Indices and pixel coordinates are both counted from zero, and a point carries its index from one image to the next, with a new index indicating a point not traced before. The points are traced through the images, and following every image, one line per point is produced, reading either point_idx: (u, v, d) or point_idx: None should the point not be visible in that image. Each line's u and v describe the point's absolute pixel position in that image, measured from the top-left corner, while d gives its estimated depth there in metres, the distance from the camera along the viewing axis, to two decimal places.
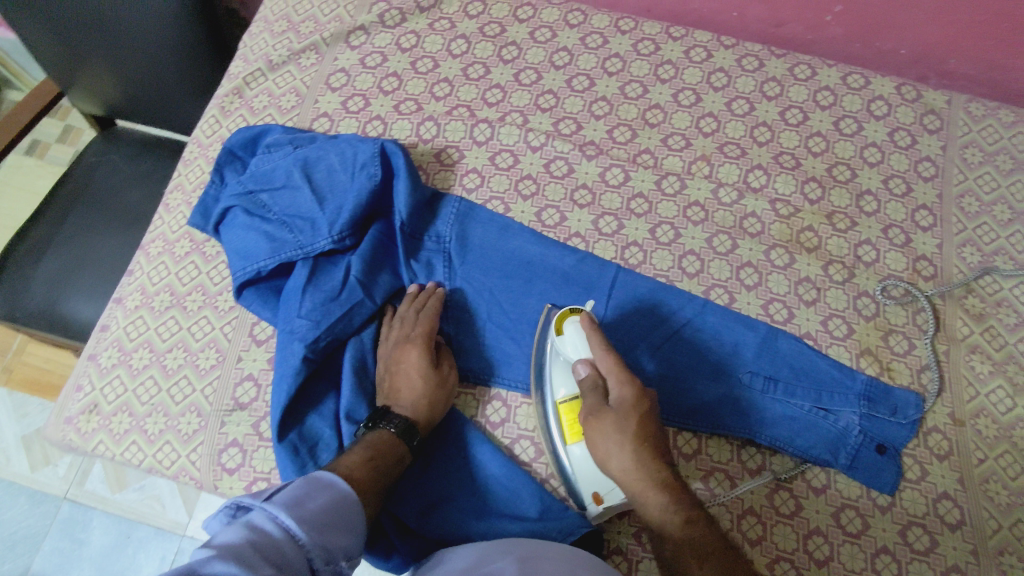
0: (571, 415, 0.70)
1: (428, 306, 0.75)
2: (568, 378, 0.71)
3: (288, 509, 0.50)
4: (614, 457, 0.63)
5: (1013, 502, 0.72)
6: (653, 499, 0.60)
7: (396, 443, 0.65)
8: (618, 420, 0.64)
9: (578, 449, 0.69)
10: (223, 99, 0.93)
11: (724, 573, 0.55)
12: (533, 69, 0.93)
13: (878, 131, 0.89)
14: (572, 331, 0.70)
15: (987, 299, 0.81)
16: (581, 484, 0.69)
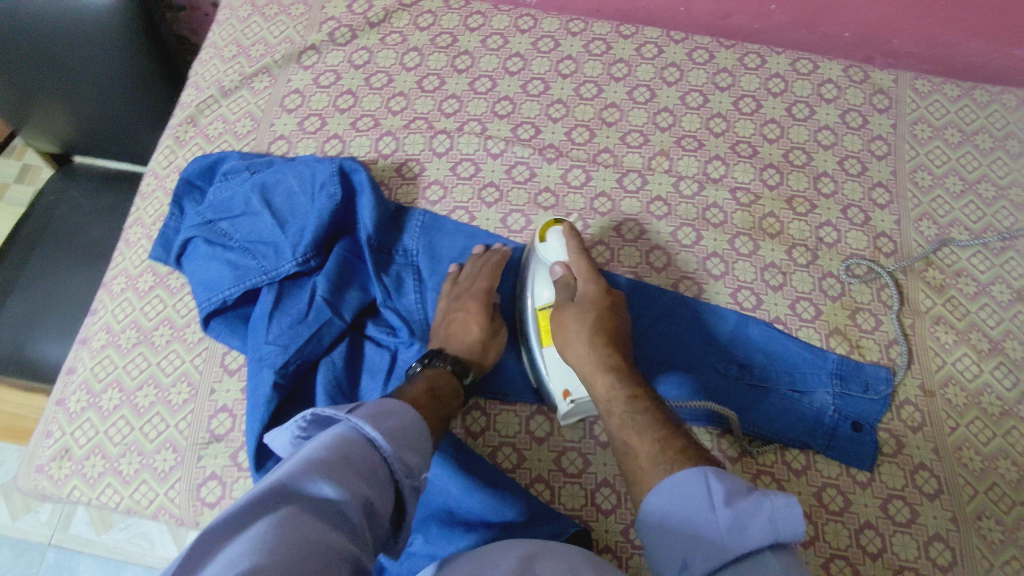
0: (545, 319, 0.76)
1: (493, 261, 0.79)
2: (547, 281, 0.77)
3: (372, 425, 0.53)
4: (576, 343, 0.69)
5: (987, 467, 0.73)
6: (604, 382, 0.66)
7: (449, 381, 0.69)
8: (580, 311, 0.71)
9: (550, 349, 0.75)
10: (178, 129, 0.92)
11: (656, 442, 0.59)
12: (487, 77, 0.93)
13: (829, 114, 0.90)
14: (554, 238, 0.77)
15: (947, 270, 0.82)
16: (551, 380, 0.74)
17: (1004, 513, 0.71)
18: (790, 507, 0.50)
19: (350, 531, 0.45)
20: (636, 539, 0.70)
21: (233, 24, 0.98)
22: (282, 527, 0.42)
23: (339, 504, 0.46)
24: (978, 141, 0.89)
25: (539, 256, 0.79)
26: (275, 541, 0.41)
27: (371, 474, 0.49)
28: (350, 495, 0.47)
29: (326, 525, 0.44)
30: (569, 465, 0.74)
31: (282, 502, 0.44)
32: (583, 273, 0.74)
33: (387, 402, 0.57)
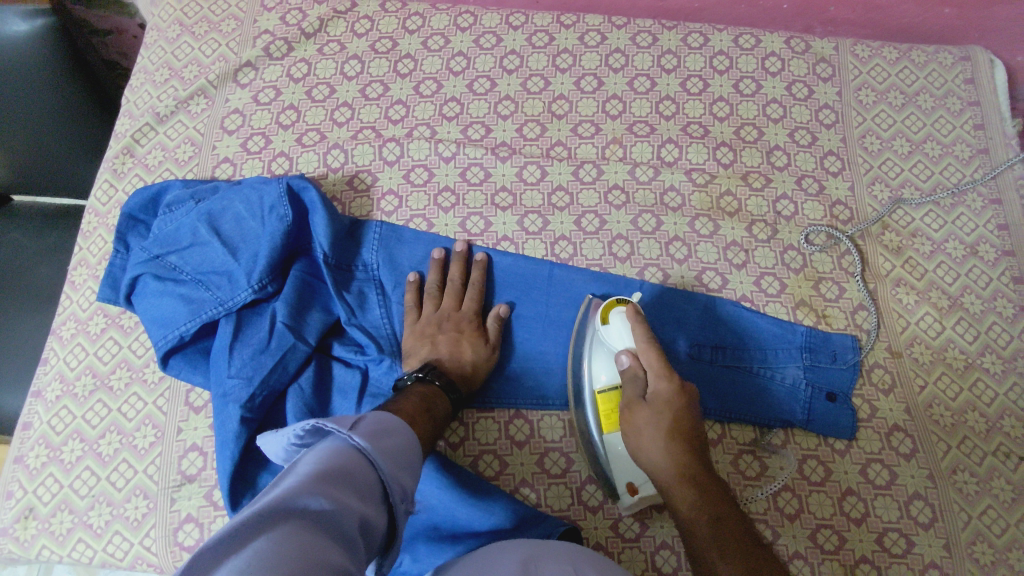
0: (607, 404, 0.70)
1: (475, 276, 0.79)
2: (609, 365, 0.70)
3: (369, 440, 0.51)
4: (649, 447, 0.64)
5: (957, 421, 0.75)
6: (685, 497, 0.61)
7: (439, 398, 0.67)
8: (654, 415, 0.65)
9: (614, 438, 0.69)
10: (115, 161, 0.88)
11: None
12: (432, 79, 0.91)
13: (776, 87, 0.91)
14: (617, 321, 0.69)
15: (903, 232, 0.84)
16: (614, 471, 0.69)
17: (978, 465, 0.73)
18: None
19: (348, 548, 0.42)
20: (625, 533, 0.70)
21: (162, 47, 0.95)
22: (283, 542, 0.38)
23: (340, 524, 0.43)
24: (921, 101, 0.90)
25: (600, 337, 0.71)
26: (278, 557, 0.37)
27: (368, 491, 0.47)
28: (350, 511, 0.44)
29: (327, 542, 0.41)
30: (552, 465, 0.74)
31: (281, 517, 0.40)
32: (654, 367, 0.66)
33: (381, 419, 0.55)
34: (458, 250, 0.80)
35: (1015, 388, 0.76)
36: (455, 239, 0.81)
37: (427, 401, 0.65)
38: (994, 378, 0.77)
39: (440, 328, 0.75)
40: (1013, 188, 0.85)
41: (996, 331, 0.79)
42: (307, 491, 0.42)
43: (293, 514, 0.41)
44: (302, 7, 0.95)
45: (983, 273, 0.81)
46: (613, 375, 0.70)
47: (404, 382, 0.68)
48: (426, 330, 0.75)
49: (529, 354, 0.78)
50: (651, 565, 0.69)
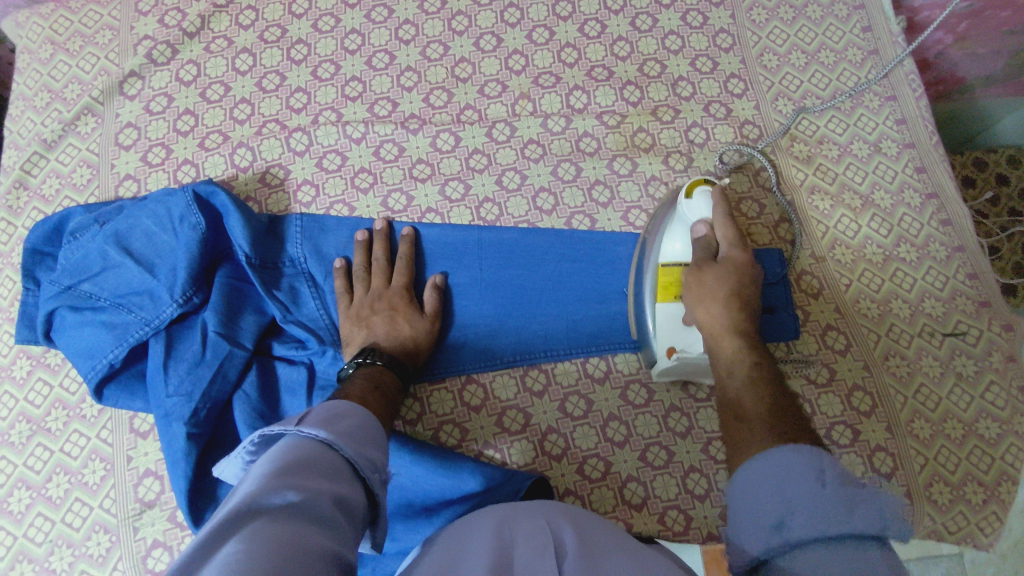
0: (668, 276, 0.70)
1: (401, 251, 0.78)
2: (684, 241, 0.71)
3: (322, 428, 0.49)
4: (709, 297, 0.65)
5: (883, 312, 0.79)
6: (729, 342, 0.62)
7: (385, 377, 0.67)
8: (724, 272, 0.66)
9: (667, 308, 0.70)
10: (9, 197, 0.83)
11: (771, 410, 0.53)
12: (329, 61, 0.88)
13: (671, 19, 0.92)
14: (700, 197, 0.71)
15: (811, 141, 0.87)
16: (659, 337, 0.70)
17: (907, 348, 0.77)
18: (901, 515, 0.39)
19: (328, 528, 0.41)
20: (591, 474, 0.73)
21: (36, 69, 0.89)
22: (255, 542, 0.37)
23: (313, 508, 0.42)
24: (810, 12, 0.92)
25: (679, 211, 0.72)
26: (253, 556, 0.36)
27: (335, 474, 0.46)
28: (320, 495, 0.43)
29: (303, 530, 0.40)
30: (511, 423, 0.75)
31: (248, 520, 0.39)
32: (728, 239, 0.69)
33: (333, 408, 0.54)
34: (379, 230, 0.79)
35: (932, 271, 0.80)
36: (377, 219, 0.80)
37: (374, 381, 0.66)
38: (911, 265, 0.81)
39: (374, 309, 0.74)
40: (906, 83, 0.88)
41: (907, 221, 0.83)
42: (268, 488, 0.41)
43: (260, 513, 0.40)
44: (180, 6, 0.90)
45: (888, 168, 0.85)
46: (688, 249, 0.70)
47: (347, 371, 0.68)
48: (361, 312, 0.74)
49: (469, 320, 0.77)
50: (620, 499, 0.72)
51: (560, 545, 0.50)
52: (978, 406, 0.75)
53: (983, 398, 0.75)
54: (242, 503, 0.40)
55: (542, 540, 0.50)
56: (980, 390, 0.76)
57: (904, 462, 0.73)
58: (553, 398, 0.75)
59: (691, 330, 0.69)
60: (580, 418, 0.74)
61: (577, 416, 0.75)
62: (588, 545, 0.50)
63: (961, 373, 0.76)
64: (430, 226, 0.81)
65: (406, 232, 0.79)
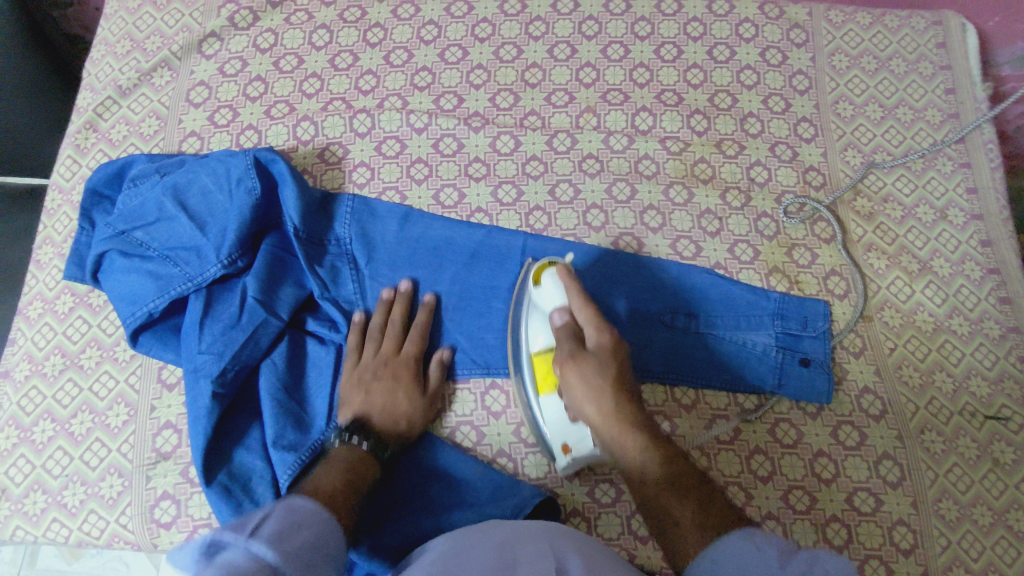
0: (544, 365, 0.69)
1: (418, 319, 0.75)
2: (546, 329, 0.69)
3: (273, 544, 0.45)
4: (583, 402, 0.61)
5: (926, 383, 0.76)
6: (631, 442, 0.59)
7: (366, 465, 0.64)
8: (600, 364, 0.61)
9: (551, 399, 0.69)
10: (77, 136, 0.85)
11: (699, 510, 0.54)
12: (403, 49, 0.89)
13: (750, 53, 0.90)
14: (549, 282, 0.69)
15: (875, 197, 0.84)
16: (552, 434, 0.69)
17: (945, 424, 0.75)
18: (844, 564, 0.44)
19: None
20: (602, 498, 0.72)
21: (122, 17, 0.92)
22: None
23: None
24: (893, 66, 0.90)
25: (535, 300, 0.71)
26: None
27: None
28: None
29: None
30: (529, 435, 0.74)
31: None
32: (589, 316, 0.65)
33: (291, 513, 0.50)
34: (402, 290, 0.76)
35: (981, 349, 0.78)
36: (403, 277, 0.78)
37: (351, 470, 0.63)
38: (961, 339, 0.78)
39: (377, 375, 0.72)
40: (982, 151, 0.86)
41: (963, 294, 0.80)
42: None
43: None
44: None
45: (952, 237, 0.82)
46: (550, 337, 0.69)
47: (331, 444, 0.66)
48: (362, 376, 0.71)
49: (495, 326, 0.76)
50: (628, 527, 0.70)
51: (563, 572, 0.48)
52: (1010, 495, 0.72)
53: (1017, 488, 0.72)
54: None
55: (545, 565, 0.49)
56: (1015, 479, 0.73)
57: (925, 541, 0.71)
58: None
59: (577, 426, 0.66)
60: None
61: None
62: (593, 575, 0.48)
63: (997, 459, 0.73)
64: (443, 276, 0.78)
65: (427, 301, 0.76)
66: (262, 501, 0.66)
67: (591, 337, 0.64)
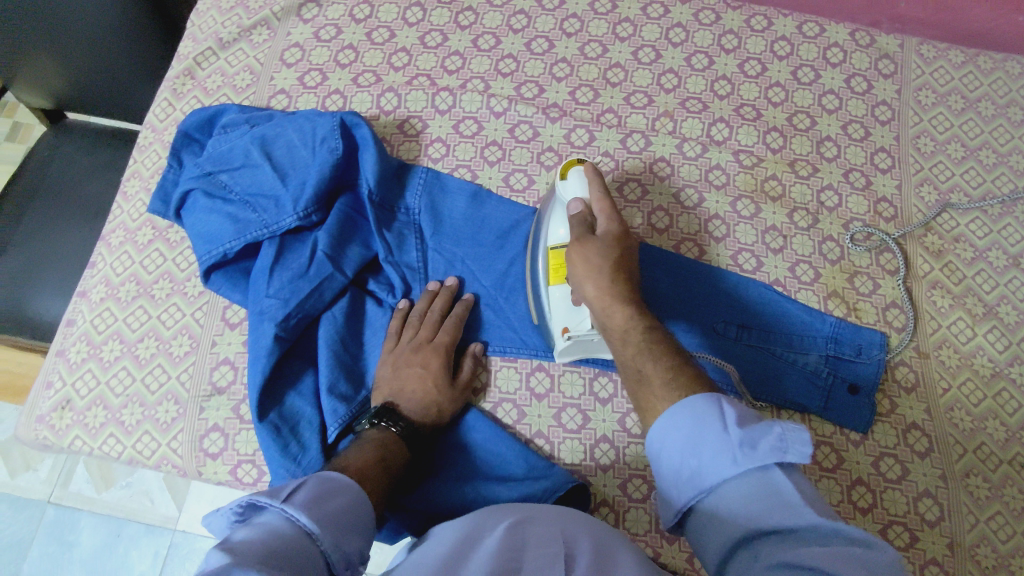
0: (557, 256, 0.70)
1: (457, 311, 0.75)
2: (565, 222, 0.71)
3: (306, 513, 0.47)
4: (584, 274, 0.63)
5: (977, 427, 0.75)
6: (622, 315, 0.60)
7: (397, 447, 0.65)
8: (605, 246, 0.64)
9: (558, 288, 0.70)
10: (175, 82, 0.90)
11: (670, 370, 0.55)
12: (491, 34, 0.91)
13: (834, 78, 0.90)
14: (571, 180, 0.71)
15: (946, 236, 0.83)
16: (553, 320, 0.71)
17: (992, 471, 0.73)
18: (800, 435, 0.44)
19: None
20: (633, 493, 0.72)
21: None
22: None
23: None
24: (981, 108, 0.89)
25: (557, 193, 0.72)
26: None
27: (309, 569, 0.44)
28: None
29: None
30: (568, 421, 0.75)
31: None
32: (606, 209, 0.67)
33: (322, 483, 0.52)
34: (448, 285, 0.77)
35: None
36: (450, 271, 0.79)
37: (381, 451, 0.64)
38: (1020, 389, 0.76)
39: (409, 360, 0.72)
40: None
41: None
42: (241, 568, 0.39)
43: None
44: None
45: (1022, 285, 0.81)
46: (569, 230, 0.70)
47: (362, 427, 0.67)
48: (398, 361, 0.72)
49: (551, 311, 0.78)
50: (654, 526, 0.71)
51: (571, 559, 0.50)
52: None
53: None
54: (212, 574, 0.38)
55: (553, 550, 0.50)
56: None
57: None
58: (614, 409, 0.75)
59: (580, 309, 0.69)
60: (637, 437, 0.74)
61: (634, 434, 0.74)
62: (600, 563, 0.50)
63: None
64: (500, 260, 0.79)
65: (465, 297, 0.77)
66: (308, 445, 0.68)
67: (602, 224, 0.66)
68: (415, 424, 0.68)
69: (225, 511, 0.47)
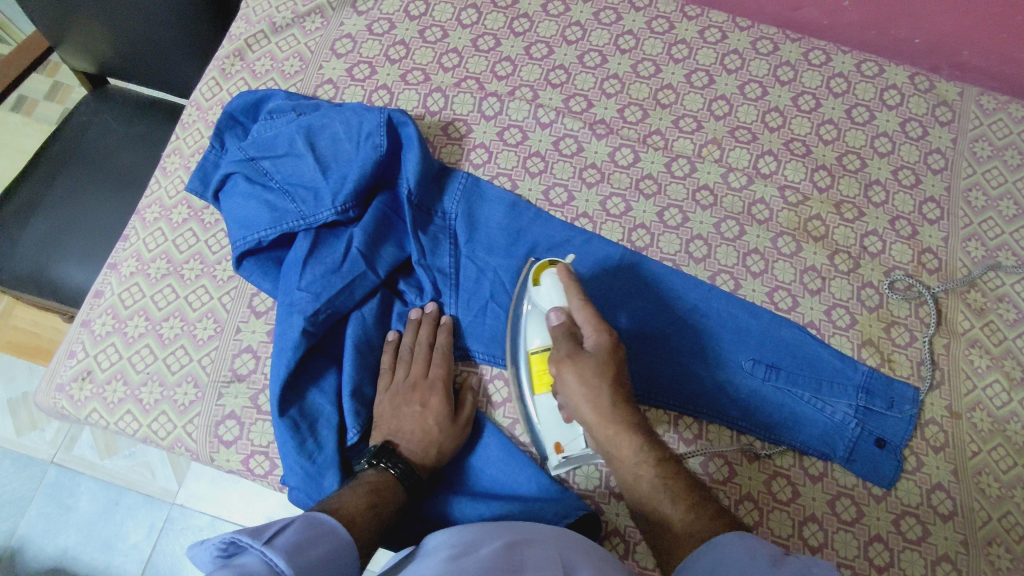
0: (541, 365, 0.70)
1: (441, 341, 0.74)
2: (543, 328, 0.70)
3: (288, 557, 0.47)
4: (581, 403, 0.63)
5: (1005, 495, 0.72)
6: (630, 444, 0.61)
7: (391, 489, 0.63)
8: (597, 367, 0.63)
9: (546, 399, 0.70)
10: (224, 62, 0.89)
11: (692, 509, 0.58)
12: (544, 43, 0.90)
13: (889, 121, 0.88)
14: (548, 284, 0.69)
15: (989, 294, 0.81)
16: (544, 433, 0.70)
17: (1016, 542, 0.71)
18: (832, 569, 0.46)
19: None
20: None
21: None
22: None
23: None
24: None
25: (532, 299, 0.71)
26: None
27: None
28: None
29: None
30: None
31: None
32: (587, 318, 0.65)
33: (310, 525, 0.52)
34: (430, 310, 0.76)
35: None
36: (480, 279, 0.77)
37: (375, 494, 0.61)
38: None
39: (404, 401, 0.70)
40: None
41: None
42: None
43: None
44: None
45: None
46: (546, 338, 0.69)
47: (359, 468, 0.65)
48: (395, 402, 0.71)
49: None
50: None
51: None
52: None
53: None
54: None
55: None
56: None
57: None
58: None
59: (572, 425, 0.68)
60: None
61: None
62: None
63: None
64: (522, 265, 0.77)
65: (445, 319, 0.75)
66: (325, 445, 0.68)
67: (587, 338, 0.65)
68: (415, 463, 0.66)
69: (208, 545, 0.47)
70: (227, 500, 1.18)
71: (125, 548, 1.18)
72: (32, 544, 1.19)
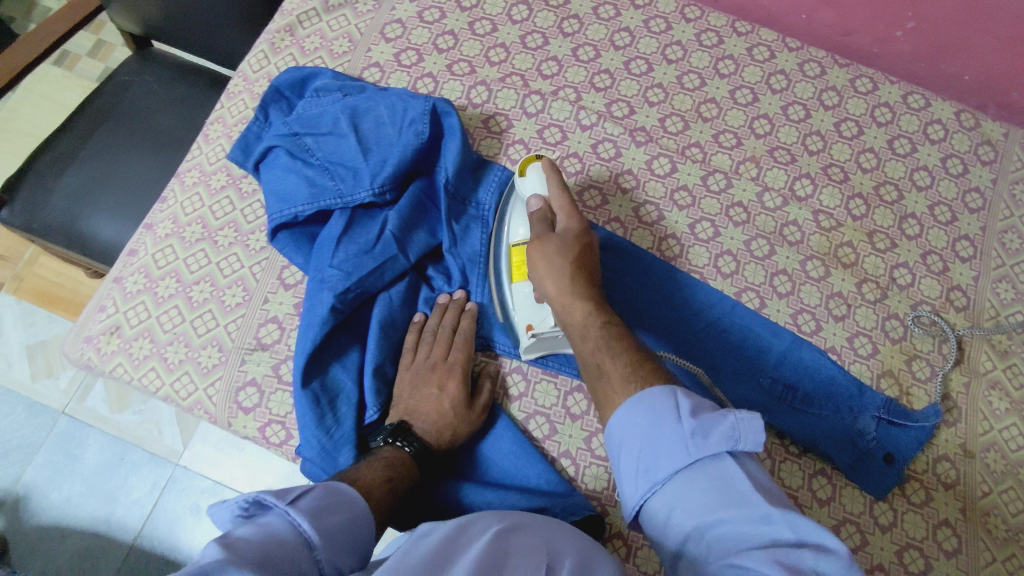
0: (519, 255, 0.73)
1: (464, 327, 0.74)
2: (527, 220, 0.73)
3: (310, 519, 0.47)
4: (545, 273, 0.66)
5: (1012, 538, 0.72)
6: (582, 309, 0.63)
7: (406, 467, 0.63)
8: (562, 243, 0.66)
9: (521, 285, 0.73)
10: (275, 36, 0.90)
11: (629, 364, 0.58)
12: (592, 46, 0.90)
13: (930, 155, 0.87)
14: (533, 174, 0.73)
15: (1016, 337, 0.80)
16: (519, 316, 0.73)
17: None
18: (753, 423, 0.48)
19: None
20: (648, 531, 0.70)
21: None
22: None
23: None
24: None
25: (518, 191, 0.75)
26: None
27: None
28: None
29: None
30: (598, 446, 0.73)
31: None
32: (563, 202, 0.69)
33: (330, 493, 0.52)
34: (457, 298, 0.76)
35: None
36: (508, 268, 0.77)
37: (391, 470, 0.62)
38: None
39: (423, 379, 0.71)
40: None
41: None
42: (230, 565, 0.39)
43: None
44: None
45: None
46: (527, 229, 0.73)
47: (375, 445, 0.66)
48: (415, 381, 0.71)
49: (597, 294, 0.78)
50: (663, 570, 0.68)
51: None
52: None
53: None
54: (200, 568, 0.38)
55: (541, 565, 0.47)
56: None
57: None
58: None
59: (542, 306, 0.71)
60: None
61: None
62: None
63: None
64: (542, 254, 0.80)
65: (471, 306, 0.76)
66: (343, 421, 0.69)
67: (563, 220, 0.69)
68: (429, 445, 0.67)
69: (231, 504, 0.48)
70: (229, 467, 1.21)
71: (127, 502, 1.20)
72: (37, 491, 1.21)
